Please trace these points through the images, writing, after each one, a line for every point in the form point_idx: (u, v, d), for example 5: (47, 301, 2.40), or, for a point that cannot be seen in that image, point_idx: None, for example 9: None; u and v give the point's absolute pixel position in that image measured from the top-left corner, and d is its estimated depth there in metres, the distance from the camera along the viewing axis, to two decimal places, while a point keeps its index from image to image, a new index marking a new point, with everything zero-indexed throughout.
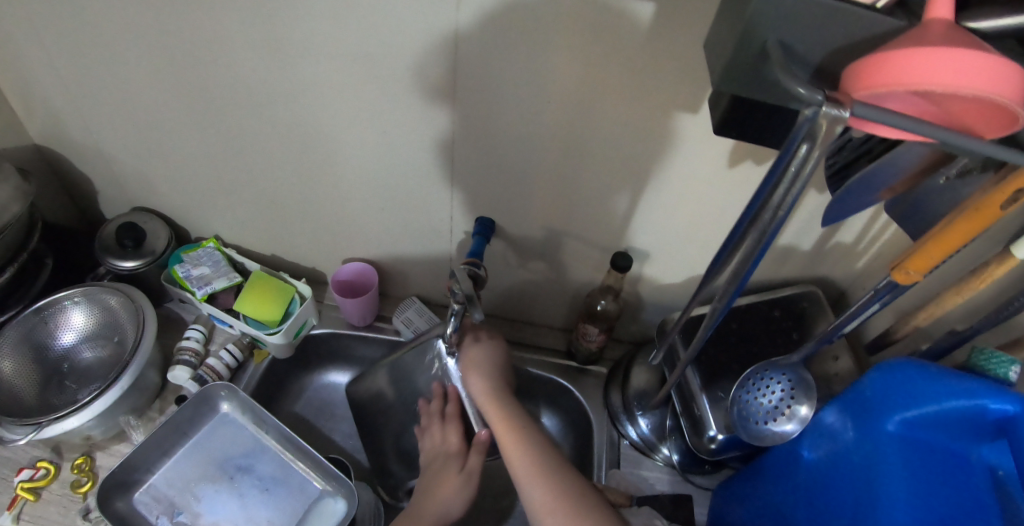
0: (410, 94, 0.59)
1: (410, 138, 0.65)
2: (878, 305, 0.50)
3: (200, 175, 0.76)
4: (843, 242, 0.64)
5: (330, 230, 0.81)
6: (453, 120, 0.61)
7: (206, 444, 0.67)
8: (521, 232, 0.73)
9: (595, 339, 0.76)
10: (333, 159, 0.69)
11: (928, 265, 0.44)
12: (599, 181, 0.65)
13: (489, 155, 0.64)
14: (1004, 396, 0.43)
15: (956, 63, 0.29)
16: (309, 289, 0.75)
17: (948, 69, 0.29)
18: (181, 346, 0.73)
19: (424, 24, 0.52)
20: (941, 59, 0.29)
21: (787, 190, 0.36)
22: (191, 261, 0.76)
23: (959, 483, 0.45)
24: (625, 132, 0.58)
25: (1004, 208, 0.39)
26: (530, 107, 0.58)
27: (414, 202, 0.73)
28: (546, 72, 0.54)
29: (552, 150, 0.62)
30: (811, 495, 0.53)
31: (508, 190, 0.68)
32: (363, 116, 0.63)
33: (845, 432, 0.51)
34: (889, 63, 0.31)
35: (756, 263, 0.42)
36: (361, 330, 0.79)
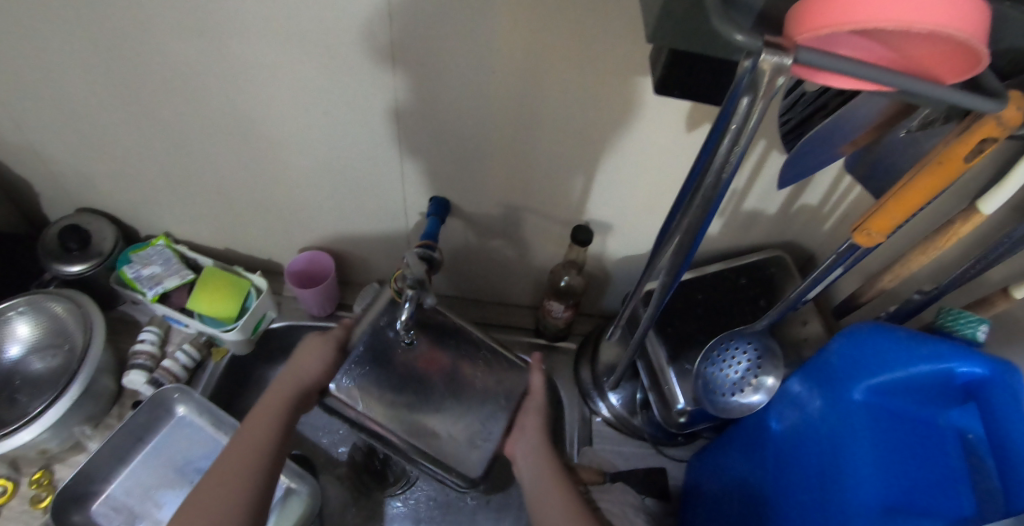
0: (345, 73, 0.55)
1: (353, 119, 0.61)
2: (841, 268, 0.48)
3: (140, 170, 0.73)
4: (809, 204, 0.61)
5: (283, 220, 0.77)
6: (394, 98, 0.57)
7: (165, 448, 0.65)
8: (479, 210, 0.70)
9: (561, 316, 0.74)
10: (275, 145, 0.66)
11: (891, 225, 0.42)
12: (554, 154, 0.61)
13: (437, 132, 0.61)
14: (972, 360, 0.42)
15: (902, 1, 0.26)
16: (264, 283, 0.73)
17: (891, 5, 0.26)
18: (135, 349, 0.70)
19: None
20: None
21: (732, 150, 0.33)
22: (139, 261, 0.73)
23: (931, 450, 0.44)
24: (575, 101, 0.55)
25: (968, 160, 0.37)
26: (472, 80, 0.54)
27: (366, 186, 0.70)
28: (485, 40, 0.50)
29: (500, 124, 0.59)
30: (776, 466, 0.51)
31: (461, 168, 0.65)
32: (299, 98, 0.59)
33: (811, 402, 0.49)
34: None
35: (704, 233, 0.39)
36: (322, 320, 0.76)
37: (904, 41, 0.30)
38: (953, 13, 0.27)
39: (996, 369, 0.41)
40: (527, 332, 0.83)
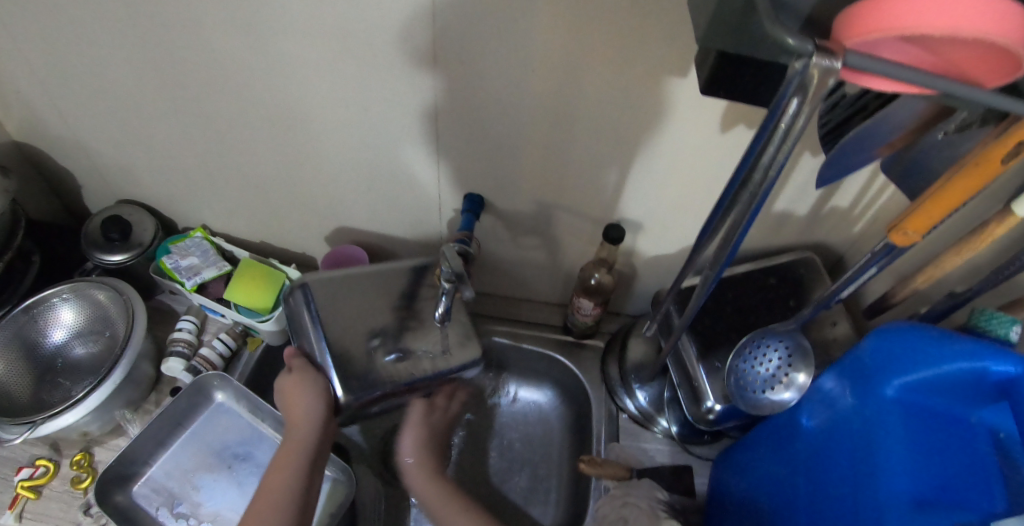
0: (389, 72, 0.57)
1: (394, 116, 0.63)
2: (875, 268, 0.49)
3: (182, 163, 0.75)
4: (839, 206, 0.62)
5: (317, 214, 0.79)
6: (434, 96, 0.59)
7: (203, 434, 0.67)
8: (511, 207, 0.72)
9: (590, 313, 0.75)
10: (315, 140, 0.68)
11: (927, 225, 0.43)
12: (588, 153, 0.63)
13: (475, 129, 0.63)
14: (1006, 358, 0.42)
15: (952, 9, 0.27)
16: (299, 275, 0.74)
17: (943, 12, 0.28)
18: (173, 337, 0.72)
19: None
20: (936, 4, 0.28)
21: (776, 150, 0.35)
22: (179, 251, 0.75)
23: (962, 448, 0.45)
24: (612, 102, 0.56)
25: (1005, 162, 0.37)
26: (513, 78, 0.56)
27: (402, 181, 0.71)
28: (527, 40, 0.52)
29: (538, 122, 0.60)
30: (807, 463, 0.52)
31: (496, 165, 0.66)
32: (343, 95, 0.61)
33: (842, 397, 0.50)
34: (887, 6, 0.29)
35: (747, 229, 0.40)
36: None
37: (945, 46, 0.31)
38: (1001, 21, 0.28)
39: None
40: (553, 329, 0.85)
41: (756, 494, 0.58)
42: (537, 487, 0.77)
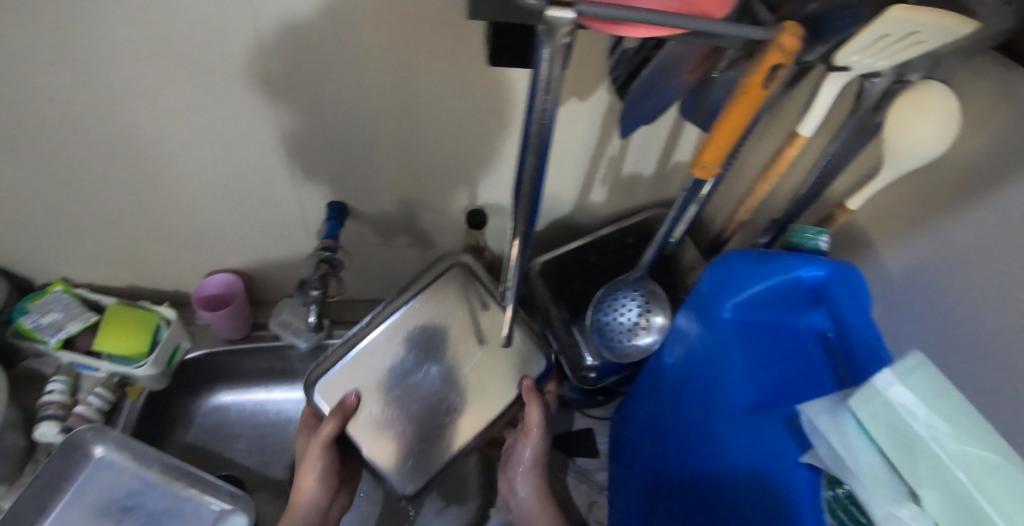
0: (226, 96, 0.56)
1: (238, 134, 0.61)
2: (694, 205, 0.52)
3: (24, 219, 0.69)
4: (680, 161, 0.66)
5: (184, 247, 0.76)
6: (278, 112, 0.58)
7: (87, 491, 0.63)
8: (377, 209, 0.72)
9: None
10: (162, 172, 0.65)
11: (719, 155, 0.47)
12: (441, 143, 0.64)
13: (329, 139, 0.62)
14: (815, 264, 0.47)
15: None
16: (173, 313, 0.71)
17: None
18: (43, 401, 0.68)
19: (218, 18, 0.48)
20: None
21: (544, 98, 0.37)
22: (37, 309, 0.70)
23: (797, 351, 0.49)
24: (448, 93, 0.58)
25: (766, 87, 0.42)
26: (348, 85, 0.56)
27: (263, 199, 0.70)
28: (355, 49, 0.52)
29: (382, 123, 0.61)
30: (671, 395, 0.56)
31: (354, 168, 0.66)
32: (180, 122, 0.59)
33: (691, 328, 0.53)
34: None
35: (543, 183, 0.42)
36: (237, 343, 0.72)
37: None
38: None
39: (831, 269, 0.46)
40: None
41: (643, 441, 0.60)
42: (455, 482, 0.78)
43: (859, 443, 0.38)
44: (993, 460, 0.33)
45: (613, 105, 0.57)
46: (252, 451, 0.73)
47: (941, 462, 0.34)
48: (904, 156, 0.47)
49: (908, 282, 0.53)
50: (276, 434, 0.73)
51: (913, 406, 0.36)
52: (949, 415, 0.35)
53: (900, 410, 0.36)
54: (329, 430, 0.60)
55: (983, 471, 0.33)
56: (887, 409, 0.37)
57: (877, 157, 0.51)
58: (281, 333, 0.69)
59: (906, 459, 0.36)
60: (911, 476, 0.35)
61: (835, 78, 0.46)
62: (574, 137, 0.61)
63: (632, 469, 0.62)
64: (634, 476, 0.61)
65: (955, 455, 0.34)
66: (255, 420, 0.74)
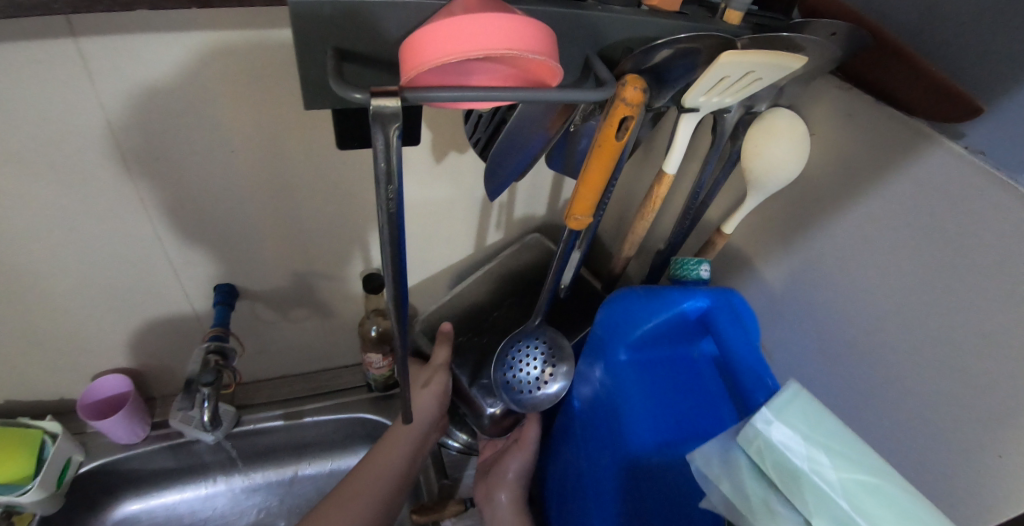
0: (77, 189, 0.52)
1: (100, 230, 0.57)
2: (578, 250, 0.52)
3: None
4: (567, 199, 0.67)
5: (59, 357, 0.69)
6: (142, 200, 0.55)
7: None
8: (269, 286, 0.67)
9: (383, 365, 0.68)
10: (17, 280, 0.59)
11: (589, 205, 0.47)
12: (327, 210, 0.62)
13: (206, 224, 0.59)
14: (696, 296, 0.49)
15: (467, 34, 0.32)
16: (60, 424, 0.65)
17: (451, 39, 0.32)
18: None
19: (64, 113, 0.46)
20: (455, 34, 0.32)
21: (387, 188, 0.35)
22: None
23: (695, 382, 0.50)
24: (322, 159, 0.56)
25: (620, 138, 0.43)
26: (214, 165, 0.54)
27: (144, 292, 0.65)
28: (214, 126, 0.50)
29: (257, 197, 0.58)
30: (583, 439, 0.55)
31: (236, 248, 0.62)
32: (27, 224, 0.54)
33: (593, 372, 0.54)
34: (427, 40, 0.33)
35: (406, 269, 0.40)
36: (137, 447, 0.67)
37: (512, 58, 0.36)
38: (509, 35, 0.32)
39: (713, 299, 0.48)
40: None
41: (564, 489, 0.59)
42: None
43: (751, 480, 0.38)
44: (873, 483, 0.34)
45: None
46: None
47: (823, 492, 0.34)
48: (763, 180, 0.49)
49: (787, 295, 0.55)
50: None
51: (792, 439, 0.36)
52: (825, 443, 0.36)
53: (779, 447, 0.37)
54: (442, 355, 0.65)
55: (866, 493, 0.34)
56: (770, 447, 0.37)
57: (740, 181, 0.53)
58: (183, 429, 0.65)
59: (793, 490, 0.36)
60: (802, 509, 0.35)
61: (687, 119, 0.47)
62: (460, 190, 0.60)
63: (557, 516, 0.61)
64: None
65: (837, 484, 0.34)
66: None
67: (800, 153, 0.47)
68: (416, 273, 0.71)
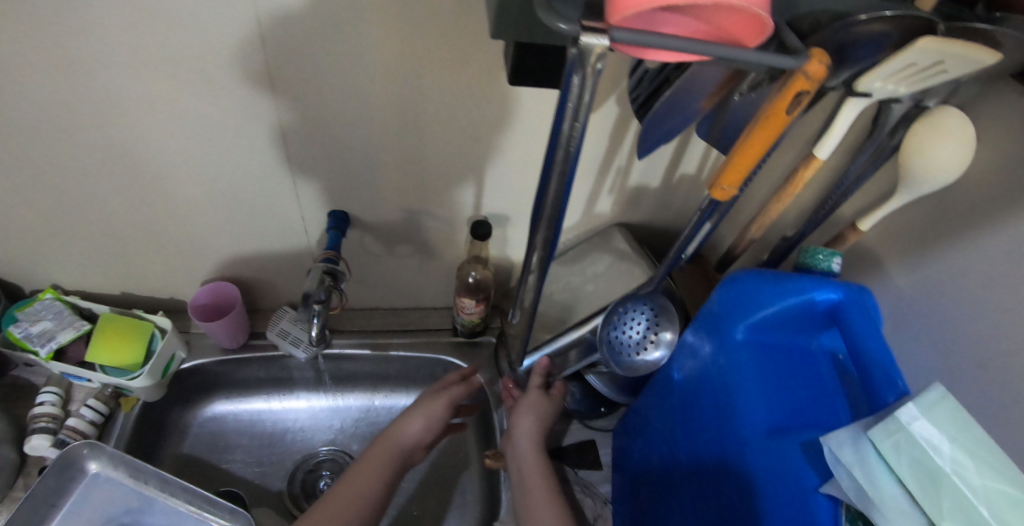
0: (224, 99, 0.54)
1: (235, 140, 0.58)
2: (709, 223, 0.53)
3: (14, 225, 0.66)
4: (687, 174, 0.65)
5: (176, 257, 0.73)
6: (277, 116, 0.56)
7: (80, 510, 0.61)
8: (380, 218, 0.68)
9: (475, 312, 0.68)
10: (154, 178, 0.62)
11: (738, 178, 0.46)
12: (445, 153, 0.61)
13: (330, 148, 0.60)
14: (828, 287, 0.47)
15: None
16: (168, 322, 0.69)
17: None
18: (34, 414, 0.66)
19: (222, 21, 0.47)
20: None
21: (572, 125, 0.36)
22: (27, 318, 0.68)
23: (809, 373, 0.50)
24: (455, 101, 0.56)
25: (791, 112, 0.41)
26: (349, 90, 0.54)
27: (260, 207, 0.67)
28: (360, 53, 0.51)
29: (384, 130, 0.58)
30: (680, 412, 0.56)
31: (354, 178, 0.63)
32: (172, 126, 0.56)
33: (701, 345, 0.54)
34: None
35: (562, 210, 0.41)
36: (235, 353, 0.70)
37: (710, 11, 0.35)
38: None
39: (847, 293, 0.46)
40: None
41: (648, 465, 0.61)
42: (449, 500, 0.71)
43: (885, 479, 0.38)
44: (1014, 496, 0.34)
45: (624, 117, 0.57)
46: (250, 461, 0.70)
47: (966, 495, 0.35)
48: (919, 180, 0.46)
49: (920, 302, 0.53)
50: (275, 444, 0.72)
51: (937, 440, 0.37)
52: (972, 450, 0.36)
53: (925, 445, 0.37)
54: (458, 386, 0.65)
55: (1005, 504, 0.34)
56: (912, 443, 0.37)
57: (893, 177, 0.51)
58: (279, 342, 0.69)
59: (929, 492, 0.36)
60: (933, 509, 0.36)
61: (855, 103, 0.45)
62: (585, 148, 0.60)
63: (636, 480, 0.62)
64: (640, 495, 0.61)
65: (980, 489, 0.35)
66: (253, 430, 0.73)
67: (966, 158, 0.44)
68: (519, 228, 0.71)
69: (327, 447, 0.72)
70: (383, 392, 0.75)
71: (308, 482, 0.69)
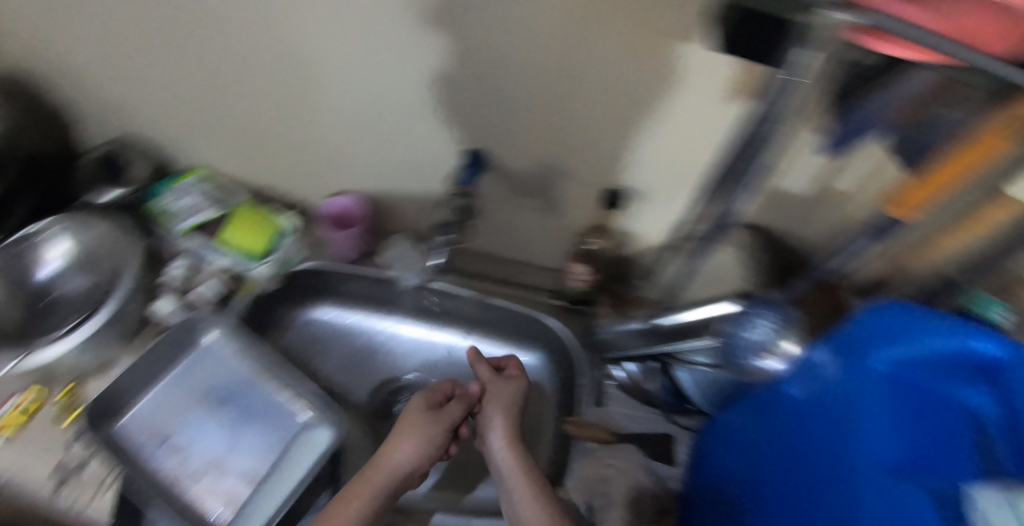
0: (392, 25, 0.55)
1: (399, 67, 0.59)
2: (870, 240, 0.48)
3: (181, 102, 0.72)
4: (840, 188, 0.61)
5: (310, 164, 0.77)
6: (438, 51, 0.57)
7: (191, 373, 0.67)
8: (512, 166, 0.68)
9: (582, 279, 0.71)
10: (311, 86, 0.65)
11: (924, 199, 0.41)
12: (597, 115, 0.60)
13: (480, 91, 0.60)
14: (1003, 338, 0.40)
15: None
16: (294, 224, 0.73)
17: None
18: (163, 278, 0.71)
19: None
20: None
21: None
22: (180, 190, 0.75)
23: (945, 430, 0.42)
24: (616, 71, 0.54)
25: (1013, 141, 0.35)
26: (516, 37, 0.53)
27: (397, 134, 0.69)
28: (538, 5, 0.50)
29: (538, 83, 0.58)
30: (784, 435, 0.51)
31: (496, 122, 0.64)
32: (339, 43, 0.58)
33: (824, 368, 0.48)
34: None
35: None
36: (353, 266, 0.73)
37: None
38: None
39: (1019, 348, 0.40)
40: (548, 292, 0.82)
41: (729, 479, 0.57)
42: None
43: None
44: None
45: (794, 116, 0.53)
46: (339, 367, 0.75)
47: None
48: None
49: None
50: (363, 356, 0.76)
51: None
52: None
53: None
54: (457, 407, 0.60)
55: None
56: None
57: None
58: (392, 263, 0.74)
59: None
60: None
61: None
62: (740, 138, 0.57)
63: (711, 492, 0.59)
64: (710, 509, 0.58)
65: None
66: (345, 339, 0.77)
67: None
68: (643, 206, 0.70)
69: (413, 373, 0.75)
70: (473, 335, 0.77)
71: (386, 402, 0.72)
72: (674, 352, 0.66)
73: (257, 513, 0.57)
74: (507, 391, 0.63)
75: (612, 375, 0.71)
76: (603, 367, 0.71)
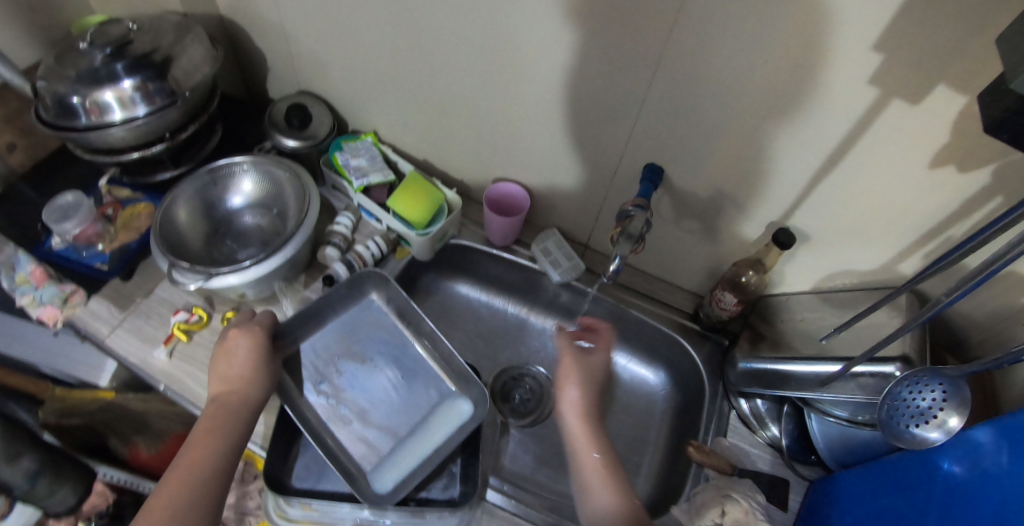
0: (599, 36, 0.58)
1: (600, 76, 0.62)
2: None
3: (373, 68, 0.77)
4: (1019, 273, 0.59)
5: (476, 148, 0.81)
6: (635, 66, 0.59)
7: (351, 324, 0.72)
8: (675, 186, 0.70)
9: (729, 308, 0.75)
10: (498, 77, 0.69)
11: None
12: (779, 156, 0.61)
13: (665, 113, 0.62)
14: None
15: None
16: (457, 200, 0.78)
17: None
18: (332, 229, 0.77)
19: None
20: None
21: None
22: (351, 150, 0.80)
23: None
24: (810, 120, 0.55)
25: None
26: (721, 70, 0.55)
27: (568, 139, 0.71)
28: (755, 44, 0.51)
29: (727, 115, 0.59)
30: (939, 509, 0.49)
31: (672, 145, 0.65)
32: (543, 43, 0.62)
33: (994, 454, 0.46)
34: None
35: None
36: (499, 250, 0.81)
37: None
38: None
39: None
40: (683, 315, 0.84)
41: None
42: (626, 460, 0.77)
43: None
44: None
45: (995, 192, 0.53)
46: (467, 343, 0.84)
47: None
48: None
49: None
50: (498, 335, 0.85)
51: None
52: None
53: None
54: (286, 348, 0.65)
55: None
56: None
57: None
58: (539, 256, 0.79)
59: None
60: None
61: None
62: (929, 204, 0.57)
63: None
64: None
65: None
66: (479, 316, 0.86)
67: None
68: (801, 249, 0.70)
69: (543, 368, 0.83)
70: None
71: (507, 385, 0.81)
72: (810, 399, 0.67)
73: (395, 470, 0.64)
74: (587, 365, 0.64)
75: (735, 404, 0.75)
76: (727, 396, 0.76)
